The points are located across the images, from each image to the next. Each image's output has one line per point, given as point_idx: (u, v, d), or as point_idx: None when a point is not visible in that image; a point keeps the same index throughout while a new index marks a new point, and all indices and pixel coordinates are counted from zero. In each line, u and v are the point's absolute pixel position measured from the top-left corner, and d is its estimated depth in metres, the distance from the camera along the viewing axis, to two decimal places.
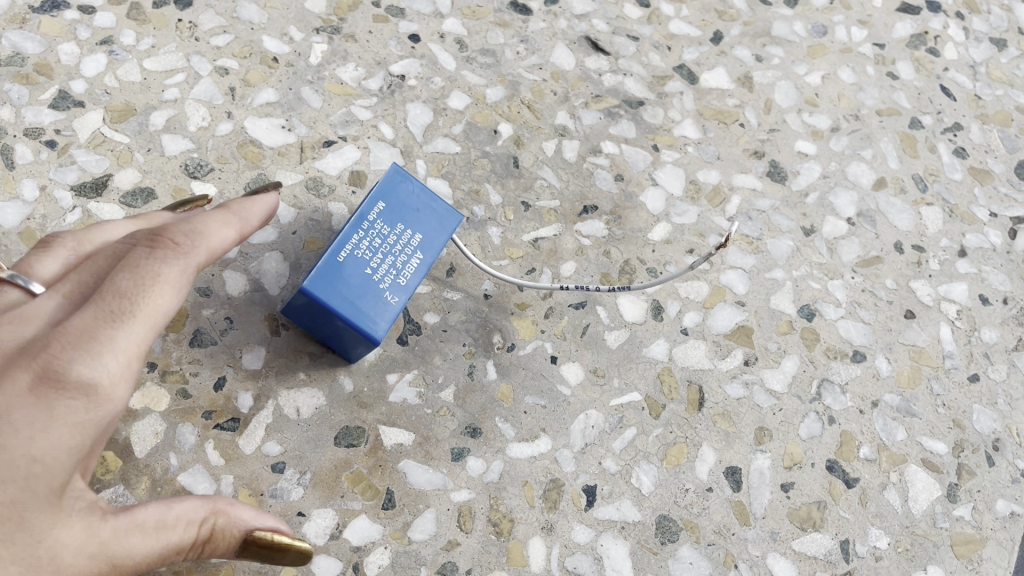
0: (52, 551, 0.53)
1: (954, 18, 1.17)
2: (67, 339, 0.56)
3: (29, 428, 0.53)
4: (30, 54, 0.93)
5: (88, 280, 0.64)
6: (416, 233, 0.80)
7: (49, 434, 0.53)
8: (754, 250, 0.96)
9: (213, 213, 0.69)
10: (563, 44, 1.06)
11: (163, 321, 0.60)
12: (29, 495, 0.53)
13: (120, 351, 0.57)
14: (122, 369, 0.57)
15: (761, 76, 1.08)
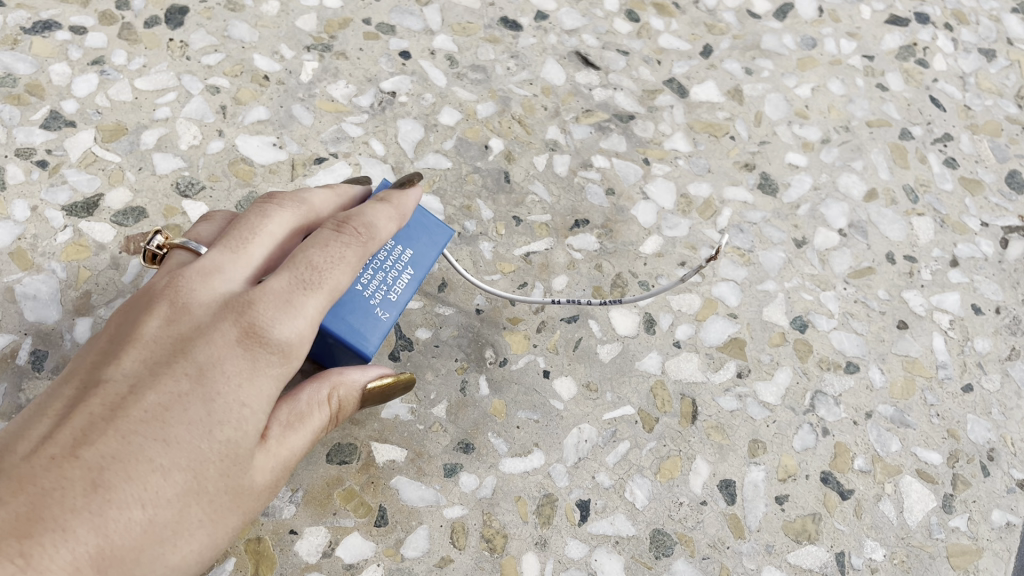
0: (255, 482, 0.60)
1: (942, 30, 1.17)
2: (267, 298, 0.62)
3: (238, 376, 0.59)
4: (22, 74, 0.93)
5: (248, 232, 0.68)
6: (406, 249, 0.79)
7: (256, 382, 0.59)
8: (745, 262, 0.96)
9: (379, 201, 0.72)
10: (553, 59, 1.06)
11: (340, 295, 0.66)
12: (243, 435, 0.58)
13: (305, 313, 0.62)
14: (306, 326, 0.62)
15: (750, 88, 1.08)
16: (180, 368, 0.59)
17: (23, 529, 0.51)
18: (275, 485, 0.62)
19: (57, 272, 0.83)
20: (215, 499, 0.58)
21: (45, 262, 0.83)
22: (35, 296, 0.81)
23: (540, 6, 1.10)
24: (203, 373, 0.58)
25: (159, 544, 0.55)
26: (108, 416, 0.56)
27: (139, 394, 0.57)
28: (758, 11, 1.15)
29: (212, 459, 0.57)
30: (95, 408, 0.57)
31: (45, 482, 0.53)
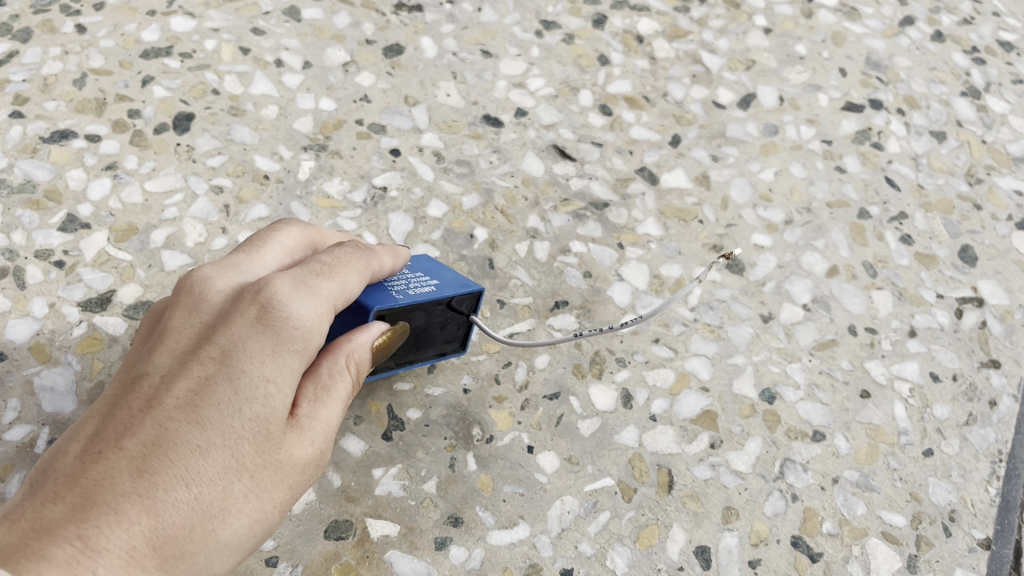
0: (292, 456, 0.66)
1: (895, 114, 1.26)
2: (280, 283, 0.68)
3: (260, 354, 0.65)
4: (40, 181, 1.01)
5: (256, 245, 0.76)
6: (435, 279, 0.83)
7: (278, 358, 0.65)
8: (715, 337, 1.02)
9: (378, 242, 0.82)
10: (533, 152, 1.15)
11: (348, 292, 0.72)
12: (272, 411, 0.64)
13: (317, 295, 0.69)
14: (321, 308, 0.69)
15: (717, 174, 1.16)
16: (207, 354, 0.65)
17: (78, 515, 0.56)
18: (313, 460, 0.68)
19: (73, 364, 0.89)
20: (256, 475, 0.63)
21: (61, 355, 0.90)
22: (52, 388, 0.88)
23: (519, 103, 1.19)
24: (226, 356, 0.65)
25: (212, 515, 0.61)
26: (145, 407, 0.62)
27: (173, 384, 0.64)
28: (723, 101, 1.23)
29: (246, 437, 0.63)
30: (134, 402, 0.63)
31: (93, 474, 0.58)
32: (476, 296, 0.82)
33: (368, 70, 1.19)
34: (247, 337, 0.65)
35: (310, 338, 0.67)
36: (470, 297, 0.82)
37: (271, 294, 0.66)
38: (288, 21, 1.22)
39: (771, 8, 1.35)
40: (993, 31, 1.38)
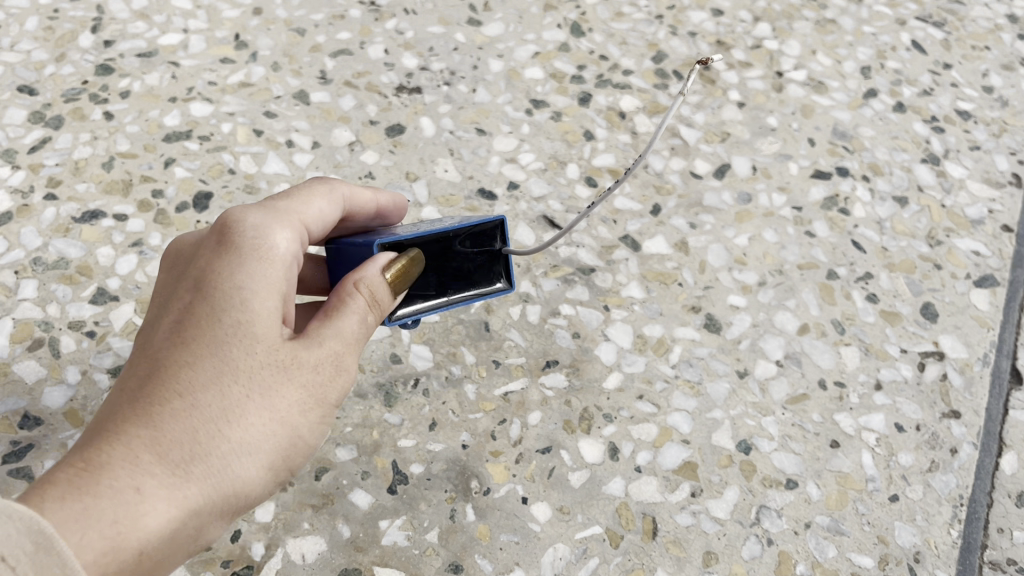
0: (294, 360, 0.76)
1: (861, 181, 1.35)
2: (243, 210, 0.82)
3: (228, 266, 0.76)
4: (73, 258, 1.11)
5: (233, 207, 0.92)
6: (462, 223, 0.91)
7: (245, 268, 0.76)
8: (695, 392, 1.11)
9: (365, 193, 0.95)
10: (524, 223, 1.24)
11: (314, 209, 0.87)
12: (253, 313, 0.75)
13: (277, 212, 0.82)
14: (283, 223, 0.81)
15: (695, 240, 1.25)
16: (185, 286, 0.77)
17: (89, 443, 0.69)
18: (324, 366, 0.77)
19: None
20: (252, 378, 0.74)
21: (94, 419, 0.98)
22: None
23: (511, 176, 1.29)
24: (200, 281, 0.77)
25: (214, 422, 0.71)
26: (143, 349, 0.76)
27: (164, 320, 0.76)
28: (700, 172, 1.33)
29: (232, 342, 0.74)
30: (136, 348, 0.76)
31: (105, 414, 0.72)
32: (501, 225, 0.89)
33: (372, 149, 1.29)
34: (214, 263, 0.77)
35: (274, 243, 0.79)
36: (494, 224, 0.89)
37: (227, 223, 0.79)
38: (297, 103, 1.32)
39: (745, 82, 1.46)
40: (952, 101, 1.48)
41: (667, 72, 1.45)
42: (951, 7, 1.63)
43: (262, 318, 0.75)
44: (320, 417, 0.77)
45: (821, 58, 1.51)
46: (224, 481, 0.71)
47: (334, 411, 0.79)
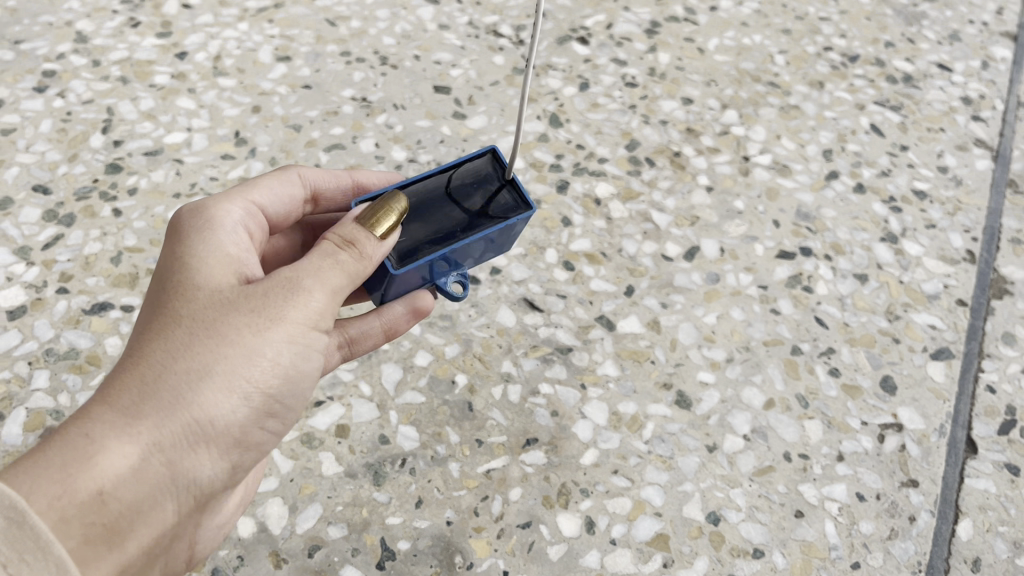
0: (243, 300, 0.84)
1: (823, 260, 1.44)
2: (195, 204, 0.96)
3: (172, 248, 0.89)
4: (83, 347, 1.19)
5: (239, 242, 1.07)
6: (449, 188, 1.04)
7: (188, 243, 0.89)
8: (667, 466, 1.17)
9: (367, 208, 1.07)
10: (506, 305, 1.32)
11: (262, 189, 1.00)
12: (192, 274, 0.86)
13: (224, 197, 0.96)
14: (227, 204, 0.94)
15: (666, 320, 1.33)
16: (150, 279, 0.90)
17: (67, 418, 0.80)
18: (276, 298, 0.85)
19: None
20: (197, 323, 0.83)
21: None
22: None
23: (494, 261, 1.38)
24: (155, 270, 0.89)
25: (159, 364, 0.80)
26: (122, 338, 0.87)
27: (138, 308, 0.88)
28: (670, 254, 1.42)
29: (177, 301, 0.84)
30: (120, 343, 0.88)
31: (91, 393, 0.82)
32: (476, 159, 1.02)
33: None
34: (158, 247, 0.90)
35: (213, 215, 0.92)
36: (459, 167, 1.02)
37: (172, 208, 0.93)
38: None
39: (713, 167, 1.55)
40: (909, 181, 1.57)
41: (639, 159, 1.55)
42: (907, 92, 1.74)
43: (197, 272, 0.86)
44: (277, 336, 0.84)
45: (785, 143, 1.61)
46: (176, 415, 0.79)
47: (294, 328, 0.85)
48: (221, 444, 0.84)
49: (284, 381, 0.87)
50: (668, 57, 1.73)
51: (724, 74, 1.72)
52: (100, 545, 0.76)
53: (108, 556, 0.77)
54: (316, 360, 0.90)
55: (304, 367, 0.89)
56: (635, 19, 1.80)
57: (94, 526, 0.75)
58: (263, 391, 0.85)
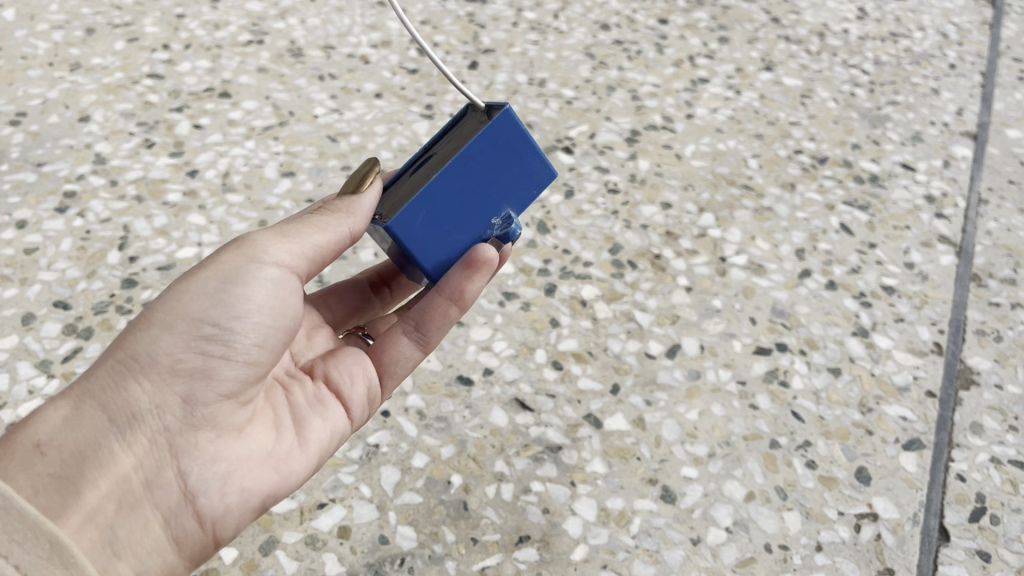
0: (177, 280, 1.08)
1: (798, 354, 1.52)
2: None
3: None
4: None
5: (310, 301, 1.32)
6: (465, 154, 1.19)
7: None
8: (653, 560, 1.23)
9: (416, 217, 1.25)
10: (498, 405, 1.40)
11: None
12: None
13: None
14: None
15: (650, 416, 1.41)
16: None
17: None
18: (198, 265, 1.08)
19: None
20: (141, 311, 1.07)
21: None
22: None
23: (486, 363, 1.46)
24: None
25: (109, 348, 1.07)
26: None
27: None
28: (653, 353, 1.50)
29: None
30: None
31: None
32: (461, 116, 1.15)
33: None
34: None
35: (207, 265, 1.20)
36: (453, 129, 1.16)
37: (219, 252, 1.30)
38: None
39: (692, 268, 1.65)
40: (877, 277, 1.67)
41: (622, 262, 1.65)
42: (873, 191, 1.85)
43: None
44: (191, 277, 1.06)
45: (759, 242, 1.71)
46: (103, 363, 1.03)
47: (207, 266, 1.06)
48: (157, 374, 1.02)
49: (212, 306, 1.04)
50: (648, 164, 1.86)
51: (700, 179, 1.83)
52: (52, 488, 0.95)
53: (70, 489, 0.96)
54: (257, 287, 1.05)
55: (234, 291, 1.04)
56: (616, 129, 1.93)
57: (38, 473, 0.95)
58: (187, 318, 1.03)
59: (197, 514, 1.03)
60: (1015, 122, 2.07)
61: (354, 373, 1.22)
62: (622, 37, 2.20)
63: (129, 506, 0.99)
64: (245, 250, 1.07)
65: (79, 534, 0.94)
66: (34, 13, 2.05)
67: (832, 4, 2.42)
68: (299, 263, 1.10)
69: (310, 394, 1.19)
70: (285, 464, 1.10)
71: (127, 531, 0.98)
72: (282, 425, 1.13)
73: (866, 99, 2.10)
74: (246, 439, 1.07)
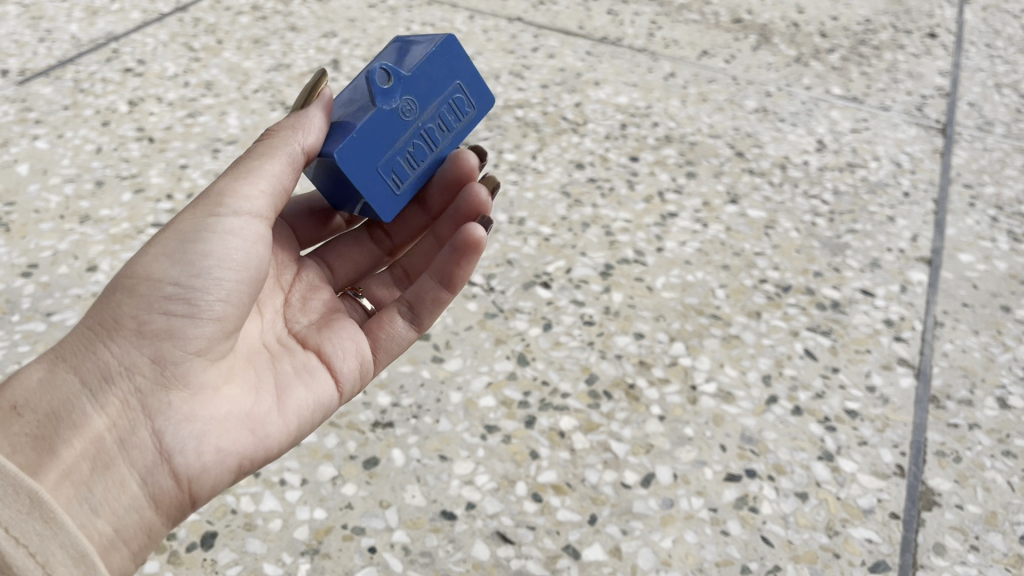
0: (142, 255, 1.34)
1: (767, 480, 1.59)
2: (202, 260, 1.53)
3: None
4: None
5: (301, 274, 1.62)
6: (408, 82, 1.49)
7: None
8: None
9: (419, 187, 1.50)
10: (480, 538, 1.47)
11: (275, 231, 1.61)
12: None
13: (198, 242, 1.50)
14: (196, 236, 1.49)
15: (626, 545, 1.47)
16: None
17: None
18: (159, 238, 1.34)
19: None
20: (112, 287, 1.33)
21: None
22: None
23: (469, 496, 1.53)
24: None
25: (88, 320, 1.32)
26: None
27: None
28: (628, 482, 1.58)
29: None
30: None
31: None
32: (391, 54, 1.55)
33: (352, 481, 1.54)
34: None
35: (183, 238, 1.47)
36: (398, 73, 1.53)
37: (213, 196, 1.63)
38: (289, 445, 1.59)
39: (664, 397, 1.74)
40: (841, 400, 1.76)
41: (598, 392, 1.74)
42: (835, 317, 1.96)
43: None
44: (155, 243, 1.33)
45: (728, 370, 1.81)
46: (78, 333, 1.29)
47: (170, 227, 1.33)
48: (126, 339, 1.28)
49: (173, 271, 1.30)
50: (621, 296, 1.97)
51: (670, 309, 1.95)
52: (30, 446, 1.18)
53: (45, 449, 1.18)
54: (217, 238, 1.33)
55: (193, 247, 1.32)
56: (591, 264, 2.06)
57: (17, 432, 1.18)
58: (150, 278, 1.30)
59: (173, 471, 1.27)
60: (967, 246, 2.20)
61: (345, 353, 1.52)
62: (595, 176, 2.36)
63: (103, 462, 1.22)
64: (204, 211, 1.34)
65: (56, 489, 1.16)
66: (48, 168, 2.21)
67: (793, 137, 2.59)
68: (253, 211, 1.37)
69: (299, 368, 1.47)
70: (259, 426, 1.36)
71: (102, 487, 1.20)
72: (256, 391, 1.39)
73: (827, 227, 2.23)
74: (218, 402, 1.33)
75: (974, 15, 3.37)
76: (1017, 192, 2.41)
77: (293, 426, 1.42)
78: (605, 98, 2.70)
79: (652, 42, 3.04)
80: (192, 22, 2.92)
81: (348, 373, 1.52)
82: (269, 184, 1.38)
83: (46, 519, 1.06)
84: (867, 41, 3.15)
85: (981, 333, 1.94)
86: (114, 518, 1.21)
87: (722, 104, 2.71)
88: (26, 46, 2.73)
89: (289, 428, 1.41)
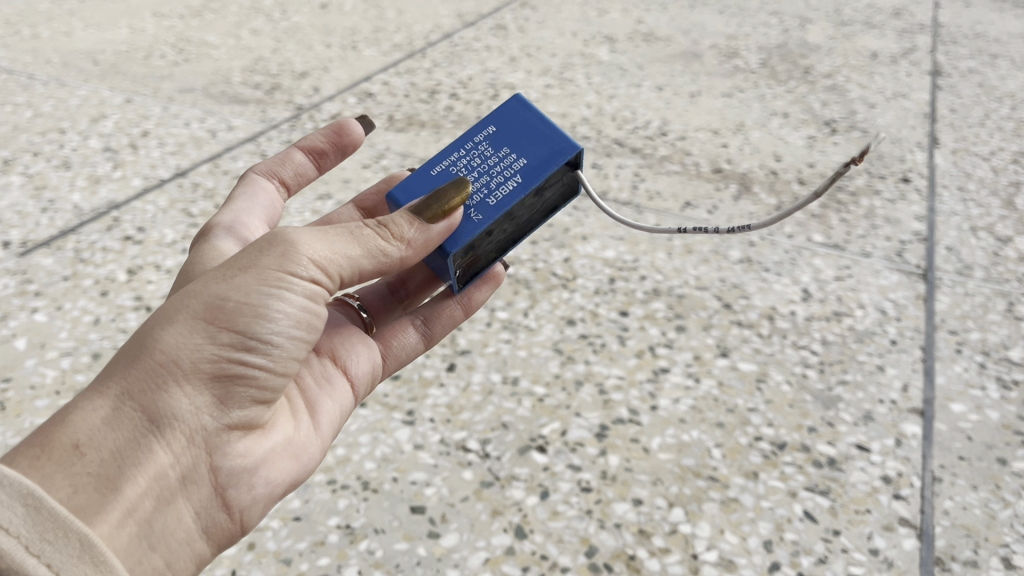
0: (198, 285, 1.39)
1: None
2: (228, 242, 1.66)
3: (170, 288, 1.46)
4: None
5: None
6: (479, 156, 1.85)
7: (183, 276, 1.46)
8: None
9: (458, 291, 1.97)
10: None
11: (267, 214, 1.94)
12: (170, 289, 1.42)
13: None
14: None
15: None
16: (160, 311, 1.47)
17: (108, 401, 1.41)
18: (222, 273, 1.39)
19: None
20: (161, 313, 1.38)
21: None
22: None
23: None
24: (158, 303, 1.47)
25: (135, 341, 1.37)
26: None
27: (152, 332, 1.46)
28: None
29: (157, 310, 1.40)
30: None
31: None
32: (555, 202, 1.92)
33: None
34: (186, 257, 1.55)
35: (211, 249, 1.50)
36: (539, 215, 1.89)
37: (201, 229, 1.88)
38: None
39: (666, 568, 1.71)
40: (844, 566, 1.73)
41: (598, 565, 1.71)
42: (833, 474, 1.96)
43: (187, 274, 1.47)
44: (234, 282, 1.38)
45: (728, 536, 1.79)
46: (139, 367, 1.34)
47: (250, 270, 1.39)
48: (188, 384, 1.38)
49: (244, 326, 1.38)
50: (618, 458, 1.97)
51: (668, 472, 1.94)
52: (94, 491, 1.27)
53: (110, 493, 1.29)
54: (294, 300, 1.42)
55: (272, 305, 1.40)
56: (586, 425, 2.06)
57: (81, 476, 1.26)
58: (223, 326, 1.37)
59: (226, 504, 1.49)
60: (958, 395, 2.22)
61: (360, 360, 1.83)
62: (586, 331, 2.40)
63: (163, 502, 1.38)
64: (285, 262, 1.40)
65: (124, 530, 1.30)
66: (46, 342, 2.23)
67: (779, 286, 2.64)
68: (327, 280, 1.45)
69: (321, 380, 1.75)
70: (301, 453, 1.63)
71: (162, 524, 1.38)
72: (293, 418, 1.65)
73: (817, 379, 2.25)
74: (267, 439, 1.56)
75: (944, 159, 3.50)
76: (1002, 337, 2.45)
77: (326, 438, 1.71)
78: (593, 252, 2.77)
79: (636, 195, 3.14)
80: (192, 187, 3.02)
81: (362, 374, 1.84)
82: (349, 260, 1.44)
83: (96, 564, 1.15)
84: (843, 187, 3.26)
85: (979, 488, 1.94)
86: (168, 552, 1.40)
87: (707, 256, 2.78)
88: (29, 217, 2.81)
89: (324, 441, 1.70)
